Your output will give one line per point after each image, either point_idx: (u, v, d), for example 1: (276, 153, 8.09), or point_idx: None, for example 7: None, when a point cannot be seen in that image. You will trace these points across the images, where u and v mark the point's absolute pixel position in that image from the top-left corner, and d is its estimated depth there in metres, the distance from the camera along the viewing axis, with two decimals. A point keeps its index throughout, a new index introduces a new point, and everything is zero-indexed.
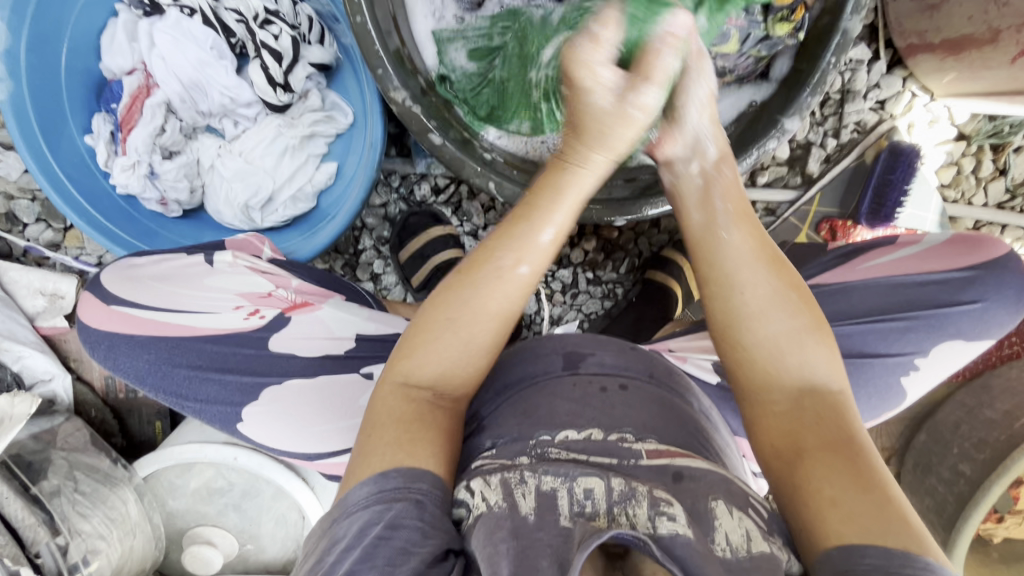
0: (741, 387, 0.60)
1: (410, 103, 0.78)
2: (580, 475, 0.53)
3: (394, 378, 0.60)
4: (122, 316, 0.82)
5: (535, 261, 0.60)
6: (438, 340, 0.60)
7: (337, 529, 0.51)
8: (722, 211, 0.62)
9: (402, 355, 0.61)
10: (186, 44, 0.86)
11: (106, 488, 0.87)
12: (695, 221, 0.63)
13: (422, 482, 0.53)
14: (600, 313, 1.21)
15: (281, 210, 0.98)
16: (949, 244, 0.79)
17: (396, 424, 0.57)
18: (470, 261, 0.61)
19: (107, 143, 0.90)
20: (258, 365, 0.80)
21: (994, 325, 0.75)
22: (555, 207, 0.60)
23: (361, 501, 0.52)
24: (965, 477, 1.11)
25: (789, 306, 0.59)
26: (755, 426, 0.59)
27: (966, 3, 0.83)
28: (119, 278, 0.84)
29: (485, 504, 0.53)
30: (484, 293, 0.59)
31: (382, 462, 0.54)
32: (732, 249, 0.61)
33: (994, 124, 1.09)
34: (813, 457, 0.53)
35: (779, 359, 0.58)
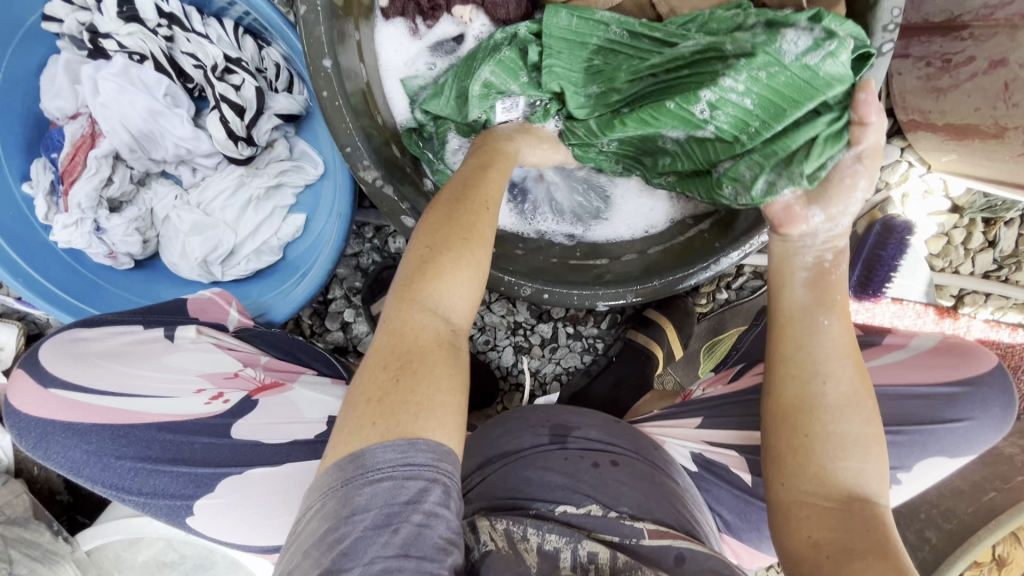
0: (787, 478, 0.55)
1: (381, 184, 0.71)
2: (585, 540, 0.60)
3: (410, 320, 0.52)
4: (61, 402, 0.68)
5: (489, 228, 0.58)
6: (449, 277, 0.53)
7: (354, 497, 0.45)
8: (835, 301, 0.60)
9: (412, 300, 0.52)
10: (134, 93, 0.77)
11: (44, 568, 0.81)
12: (799, 301, 0.60)
13: (448, 461, 0.48)
14: (580, 368, 1.16)
15: (244, 263, 0.92)
16: (934, 352, 0.76)
17: (413, 372, 0.49)
18: (465, 213, 0.57)
19: (47, 195, 0.81)
20: (219, 456, 0.69)
21: (977, 441, 0.73)
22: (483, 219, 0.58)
23: (383, 464, 0.45)
24: (930, 545, 1.12)
25: (864, 411, 0.56)
26: (789, 522, 0.54)
27: (975, 94, 0.79)
28: (59, 354, 0.71)
29: (494, 544, 0.60)
30: (461, 242, 0.55)
31: (405, 425, 0.47)
32: (829, 338, 0.58)
33: (988, 200, 1.06)
34: (861, 560, 0.49)
35: (839, 457, 0.54)
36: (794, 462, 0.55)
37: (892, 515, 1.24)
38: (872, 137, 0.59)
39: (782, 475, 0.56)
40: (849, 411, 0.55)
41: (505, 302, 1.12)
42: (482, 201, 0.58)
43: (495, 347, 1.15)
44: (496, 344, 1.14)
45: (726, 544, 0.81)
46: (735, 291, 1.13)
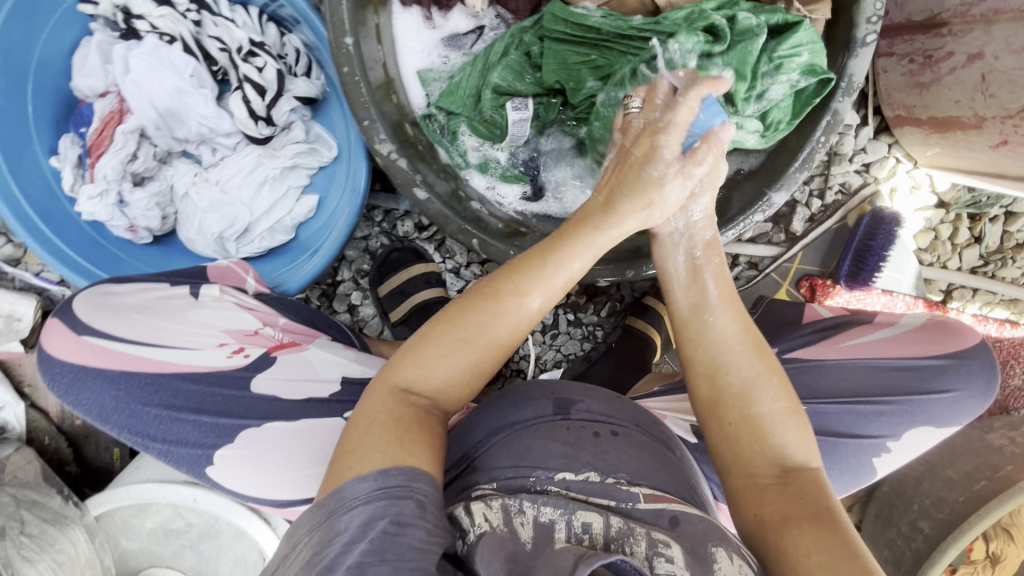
0: (731, 462, 0.62)
1: (395, 157, 0.75)
2: (579, 511, 0.59)
3: (394, 382, 0.60)
4: (93, 348, 0.77)
5: (545, 297, 0.63)
6: (441, 357, 0.60)
7: (336, 521, 0.52)
8: (713, 295, 0.67)
9: (403, 361, 0.61)
10: (163, 72, 0.82)
11: (54, 530, 0.83)
12: (682, 304, 0.68)
13: (422, 482, 0.53)
14: (579, 355, 1.19)
15: (257, 240, 0.96)
16: (923, 328, 0.81)
17: (393, 429, 0.56)
18: (462, 302, 0.62)
19: (74, 168, 0.85)
20: (238, 408, 0.77)
21: (962, 413, 0.77)
22: (574, 254, 0.63)
23: (361, 495, 0.52)
24: (923, 534, 1.14)
25: (773, 388, 0.63)
26: (741, 499, 0.60)
27: (955, 88, 0.84)
28: (93, 307, 0.80)
29: (487, 524, 0.58)
30: (495, 322, 0.61)
31: (376, 460, 0.54)
32: (718, 332, 0.65)
33: (973, 196, 1.11)
34: (798, 526, 0.55)
35: (767, 432, 0.62)
36: (732, 452, 0.62)
37: (886, 507, 1.26)
38: (707, 172, 0.65)
39: (725, 458, 0.63)
40: (763, 391, 0.63)
41: None
42: (496, 281, 0.62)
43: None
44: None
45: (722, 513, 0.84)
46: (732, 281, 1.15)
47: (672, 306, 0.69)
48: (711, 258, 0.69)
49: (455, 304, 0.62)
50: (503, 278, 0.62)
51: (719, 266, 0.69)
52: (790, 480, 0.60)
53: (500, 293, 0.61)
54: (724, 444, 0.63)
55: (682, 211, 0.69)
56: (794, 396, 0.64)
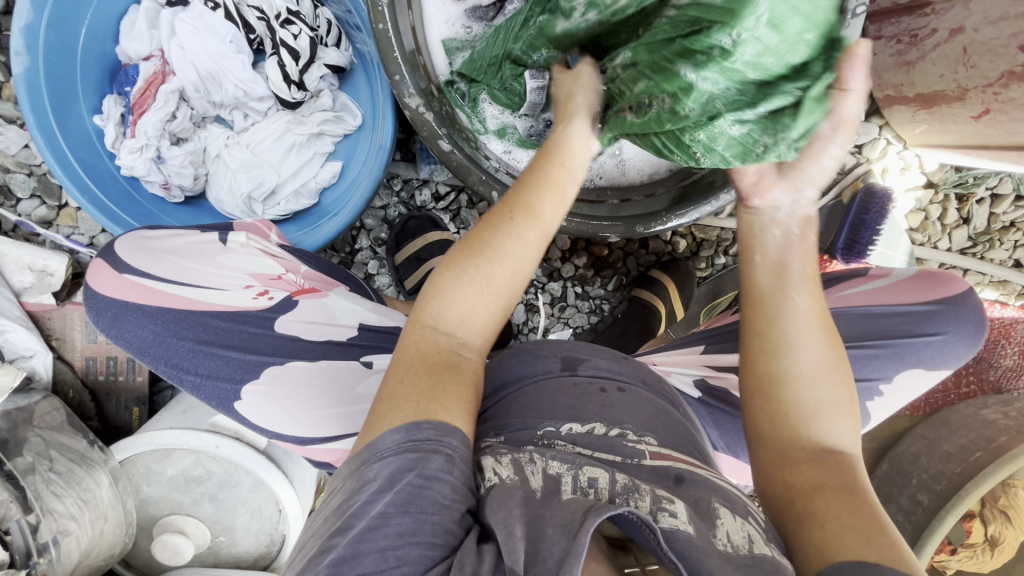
0: (768, 435, 0.60)
1: (423, 110, 0.82)
2: (586, 466, 0.54)
3: (423, 323, 0.59)
4: (132, 286, 0.77)
5: (552, 212, 0.62)
6: (462, 288, 0.59)
7: (366, 470, 0.50)
8: (799, 274, 0.64)
9: (428, 297, 0.60)
10: (207, 36, 0.89)
11: (81, 470, 0.86)
12: (762, 277, 0.65)
13: (451, 438, 0.52)
14: (586, 327, 1.24)
15: (283, 204, 1.00)
16: (914, 279, 0.88)
17: (425, 374, 0.56)
18: (475, 232, 0.62)
19: (117, 125, 0.91)
20: (259, 344, 0.77)
21: (951, 356, 0.84)
22: (567, 180, 0.64)
23: (392, 447, 0.50)
24: (922, 507, 1.11)
25: (835, 379, 0.61)
26: (773, 471, 0.58)
27: (939, 62, 0.90)
28: (134, 248, 0.80)
29: (496, 478, 0.53)
30: (501, 238, 0.60)
31: (406, 413, 0.53)
32: (797, 313, 0.63)
33: (960, 175, 1.17)
34: (830, 493, 0.53)
35: (813, 420, 0.59)
36: (772, 420, 0.61)
37: (886, 485, 1.22)
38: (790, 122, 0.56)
39: (761, 432, 0.61)
40: (821, 377, 0.61)
41: None
42: (502, 207, 0.62)
43: None
44: None
45: (721, 461, 0.86)
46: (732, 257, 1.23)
47: (745, 270, 0.67)
48: (792, 230, 0.66)
49: (478, 224, 0.62)
50: (510, 206, 0.62)
51: (810, 247, 0.66)
52: (827, 457, 0.58)
53: (530, 210, 0.61)
54: (770, 422, 0.61)
55: (791, 185, 0.64)
56: (853, 391, 0.62)
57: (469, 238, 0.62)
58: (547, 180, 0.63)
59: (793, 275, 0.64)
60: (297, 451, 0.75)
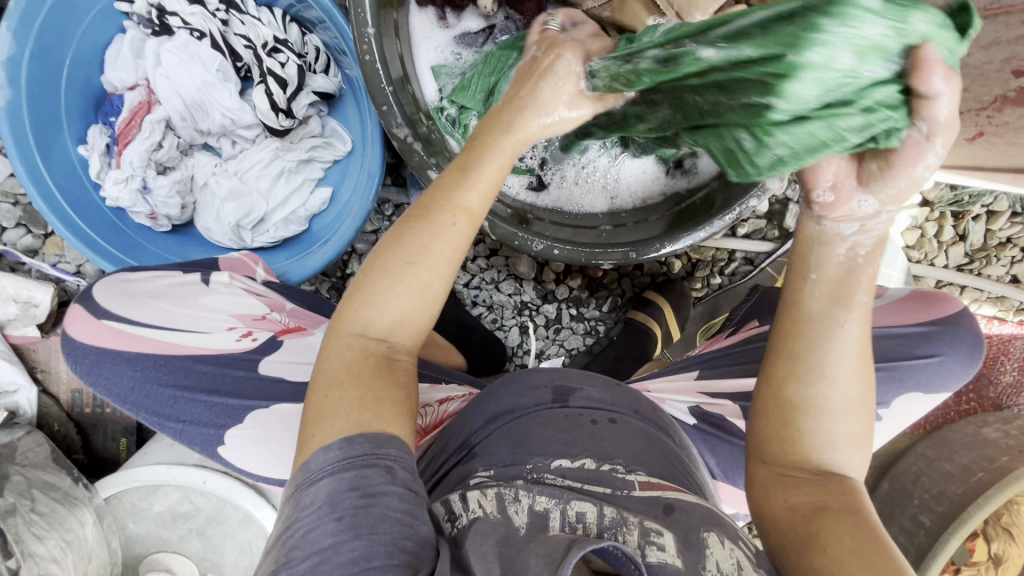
0: (774, 454, 0.55)
1: (411, 140, 0.81)
2: (574, 499, 0.53)
3: (347, 332, 0.55)
4: (111, 332, 0.75)
5: (478, 201, 0.57)
6: (389, 287, 0.54)
7: (303, 496, 0.48)
8: (857, 302, 0.51)
9: (355, 303, 0.55)
10: (192, 65, 0.88)
11: (64, 510, 0.85)
12: (813, 304, 0.52)
13: (390, 448, 0.50)
14: (582, 349, 1.22)
15: (272, 231, 0.98)
16: (907, 299, 0.88)
17: (355, 382, 0.52)
18: (411, 206, 0.57)
19: (101, 155, 0.91)
20: (245, 388, 0.75)
21: (950, 378, 0.83)
22: (493, 155, 0.57)
23: (326, 466, 0.48)
24: (925, 529, 1.08)
25: (859, 407, 0.54)
26: (768, 487, 0.55)
27: None
28: (111, 291, 0.79)
29: (480, 510, 0.52)
30: (438, 241, 0.55)
31: (341, 428, 0.50)
32: (844, 342, 0.52)
33: (956, 194, 1.16)
34: (833, 519, 0.50)
35: (826, 448, 0.54)
36: (779, 437, 0.55)
37: (887, 505, 1.19)
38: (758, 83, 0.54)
39: (775, 452, 0.55)
40: (847, 407, 0.53)
41: (513, 282, 1.17)
42: (424, 200, 0.57)
43: (501, 326, 1.21)
44: (503, 323, 1.21)
45: (718, 489, 0.85)
46: (728, 277, 1.21)
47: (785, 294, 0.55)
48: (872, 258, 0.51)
49: (400, 223, 0.57)
50: (425, 206, 0.56)
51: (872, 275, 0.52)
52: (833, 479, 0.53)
53: (438, 211, 0.55)
54: (782, 444, 0.55)
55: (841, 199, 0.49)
56: (875, 416, 0.55)
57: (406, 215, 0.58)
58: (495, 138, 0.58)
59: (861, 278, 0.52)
60: (287, 492, 0.74)
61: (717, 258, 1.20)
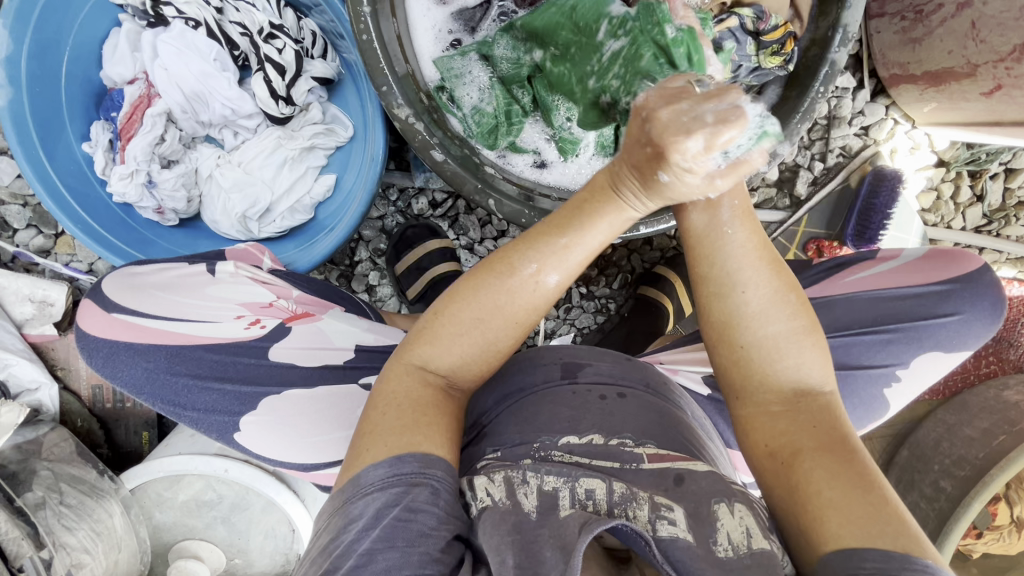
0: (740, 394, 0.57)
1: (412, 120, 0.80)
2: (584, 477, 0.53)
3: (410, 363, 0.57)
4: (124, 325, 0.76)
5: (563, 275, 0.54)
6: (460, 336, 0.56)
7: (352, 508, 0.50)
8: (726, 204, 0.54)
9: (421, 340, 0.57)
10: (190, 56, 0.87)
11: (92, 501, 0.87)
12: (696, 221, 0.55)
13: (437, 468, 0.51)
14: (593, 327, 1.22)
15: (278, 221, 0.97)
16: (924, 258, 0.86)
17: (411, 409, 0.54)
18: (489, 259, 0.56)
19: (106, 151, 0.91)
20: (259, 374, 0.76)
21: (972, 334, 0.81)
22: (589, 229, 0.53)
23: (376, 482, 0.50)
24: (946, 493, 1.07)
25: (789, 307, 0.55)
26: (751, 432, 0.57)
27: (947, 38, 0.87)
28: (119, 285, 0.79)
29: (489, 499, 0.52)
30: (510, 300, 0.54)
31: (391, 445, 0.52)
32: (734, 247, 0.55)
33: (972, 152, 1.13)
34: (810, 456, 0.52)
35: (773, 360, 0.56)
36: (732, 366, 0.57)
37: (907, 472, 1.18)
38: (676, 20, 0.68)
39: (734, 387, 0.58)
40: (772, 313, 0.55)
41: None
42: (501, 255, 0.55)
43: None
44: None
45: (736, 460, 0.84)
46: None
47: (682, 221, 0.56)
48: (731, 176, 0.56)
49: (467, 276, 0.57)
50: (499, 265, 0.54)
51: (733, 170, 0.55)
52: (801, 404, 0.56)
53: (510, 267, 0.54)
54: (739, 375, 0.57)
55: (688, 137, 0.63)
56: (810, 309, 0.57)
57: (484, 262, 0.56)
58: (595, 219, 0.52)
59: (726, 213, 0.54)
60: (306, 478, 0.75)
61: None
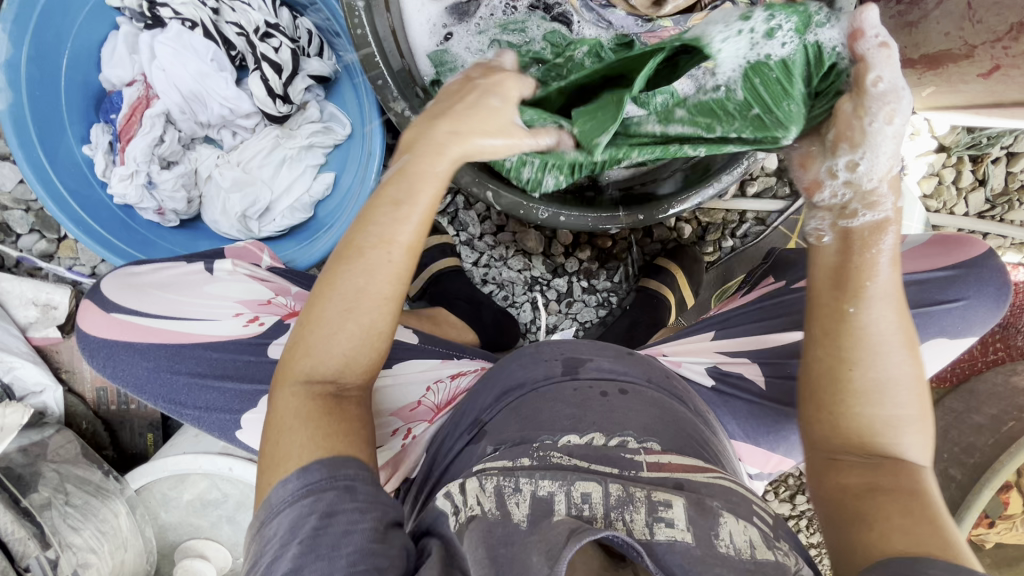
0: (822, 438, 0.59)
1: (408, 114, 0.79)
2: (579, 480, 0.53)
3: (294, 380, 0.58)
4: (121, 324, 0.77)
5: (408, 238, 0.58)
6: (332, 332, 0.57)
7: (265, 530, 0.52)
8: (867, 286, 0.57)
9: (297, 353, 0.58)
10: (187, 57, 0.88)
11: (97, 501, 0.87)
12: (830, 289, 0.58)
13: (348, 468, 0.54)
14: (595, 321, 1.21)
15: (278, 220, 0.97)
16: (927, 245, 0.86)
17: (306, 423, 0.55)
18: (346, 248, 0.58)
19: (105, 153, 0.92)
20: (257, 373, 0.76)
21: (975, 321, 0.81)
22: (412, 200, 0.58)
23: (286, 498, 0.52)
24: (955, 482, 1.05)
25: (914, 389, 0.57)
26: (826, 471, 0.57)
27: (942, 20, 0.87)
28: (118, 286, 0.79)
29: (479, 508, 0.51)
30: (372, 278, 0.57)
31: (299, 458, 0.54)
32: (878, 323, 0.56)
33: (973, 137, 1.12)
34: (885, 494, 0.52)
35: (880, 433, 0.56)
36: (825, 418, 0.59)
37: None
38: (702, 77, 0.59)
39: (817, 434, 0.60)
40: (901, 390, 0.56)
41: (522, 258, 1.16)
42: (351, 237, 0.58)
43: (513, 304, 1.20)
44: (514, 300, 1.20)
45: (739, 450, 0.83)
46: (740, 238, 1.19)
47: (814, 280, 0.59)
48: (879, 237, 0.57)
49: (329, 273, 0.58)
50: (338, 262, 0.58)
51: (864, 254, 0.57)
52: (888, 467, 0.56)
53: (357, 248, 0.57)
54: (828, 425, 0.59)
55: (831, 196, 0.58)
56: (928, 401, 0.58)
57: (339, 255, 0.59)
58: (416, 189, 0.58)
59: (879, 262, 0.57)
60: None
61: (728, 220, 1.17)
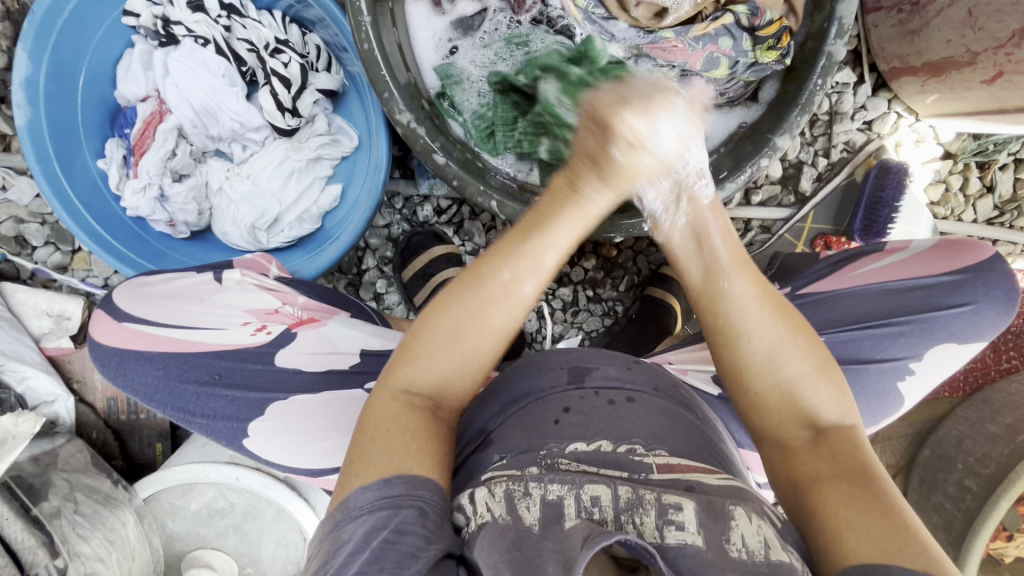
0: (759, 427, 0.59)
1: (414, 125, 0.82)
2: (588, 483, 0.51)
3: (395, 387, 0.58)
4: (132, 332, 0.77)
5: (536, 280, 0.57)
6: (440, 353, 0.57)
7: (341, 532, 0.51)
8: (721, 257, 0.59)
9: (401, 363, 0.58)
10: (200, 72, 0.91)
11: (106, 510, 0.88)
12: (694, 275, 0.60)
13: (424, 488, 0.52)
14: (601, 330, 1.22)
15: (286, 230, 0.99)
16: (937, 248, 0.84)
17: (401, 432, 0.55)
18: (467, 272, 0.57)
19: (119, 167, 0.94)
20: (265, 381, 0.77)
21: (985, 327, 0.80)
22: (559, 232, 0.56)
23: (366, 504, 0.51)
24: (971, 493, 1.03)
25: (800, 348, 0.57)
26: (777, 464, 0.58)
27: (944, 28, 0.87)
28: (131, 296, 0.81)
29: (489, 514, 0.51)
30: (485, 309, 0.56)
31: (382, 469, 0.53)
32: (736, 296, 0.58)
33: (979, 143, 1.12)
34: (827, 483, 0.52)
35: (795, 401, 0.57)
36: (749, 405, 0.59)
37: (929, 472, 1.14)
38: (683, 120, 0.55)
39: (751, 423, 0.60)
40: (789, 352, 0.57)
41: None
42: (474, 267, 0.57)
43: None
44: None
45: (748, 459, 0.82)
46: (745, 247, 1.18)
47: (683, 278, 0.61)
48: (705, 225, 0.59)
49: (429, 309, 0.58)
50: (458, 287, 0.57)
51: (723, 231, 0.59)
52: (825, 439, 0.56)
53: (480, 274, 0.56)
54: (753, 410, 0.59)
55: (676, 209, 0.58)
56: (825, 350, 0.59)
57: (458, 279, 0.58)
58: (551, 227, 0.55)
59: (718, 237, 0.58)
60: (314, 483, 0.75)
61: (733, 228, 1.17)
